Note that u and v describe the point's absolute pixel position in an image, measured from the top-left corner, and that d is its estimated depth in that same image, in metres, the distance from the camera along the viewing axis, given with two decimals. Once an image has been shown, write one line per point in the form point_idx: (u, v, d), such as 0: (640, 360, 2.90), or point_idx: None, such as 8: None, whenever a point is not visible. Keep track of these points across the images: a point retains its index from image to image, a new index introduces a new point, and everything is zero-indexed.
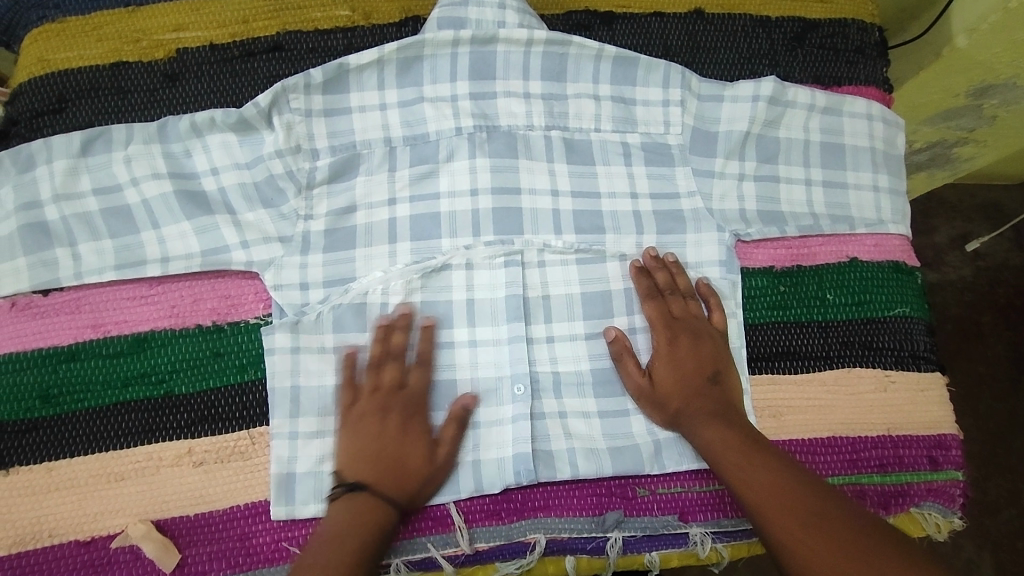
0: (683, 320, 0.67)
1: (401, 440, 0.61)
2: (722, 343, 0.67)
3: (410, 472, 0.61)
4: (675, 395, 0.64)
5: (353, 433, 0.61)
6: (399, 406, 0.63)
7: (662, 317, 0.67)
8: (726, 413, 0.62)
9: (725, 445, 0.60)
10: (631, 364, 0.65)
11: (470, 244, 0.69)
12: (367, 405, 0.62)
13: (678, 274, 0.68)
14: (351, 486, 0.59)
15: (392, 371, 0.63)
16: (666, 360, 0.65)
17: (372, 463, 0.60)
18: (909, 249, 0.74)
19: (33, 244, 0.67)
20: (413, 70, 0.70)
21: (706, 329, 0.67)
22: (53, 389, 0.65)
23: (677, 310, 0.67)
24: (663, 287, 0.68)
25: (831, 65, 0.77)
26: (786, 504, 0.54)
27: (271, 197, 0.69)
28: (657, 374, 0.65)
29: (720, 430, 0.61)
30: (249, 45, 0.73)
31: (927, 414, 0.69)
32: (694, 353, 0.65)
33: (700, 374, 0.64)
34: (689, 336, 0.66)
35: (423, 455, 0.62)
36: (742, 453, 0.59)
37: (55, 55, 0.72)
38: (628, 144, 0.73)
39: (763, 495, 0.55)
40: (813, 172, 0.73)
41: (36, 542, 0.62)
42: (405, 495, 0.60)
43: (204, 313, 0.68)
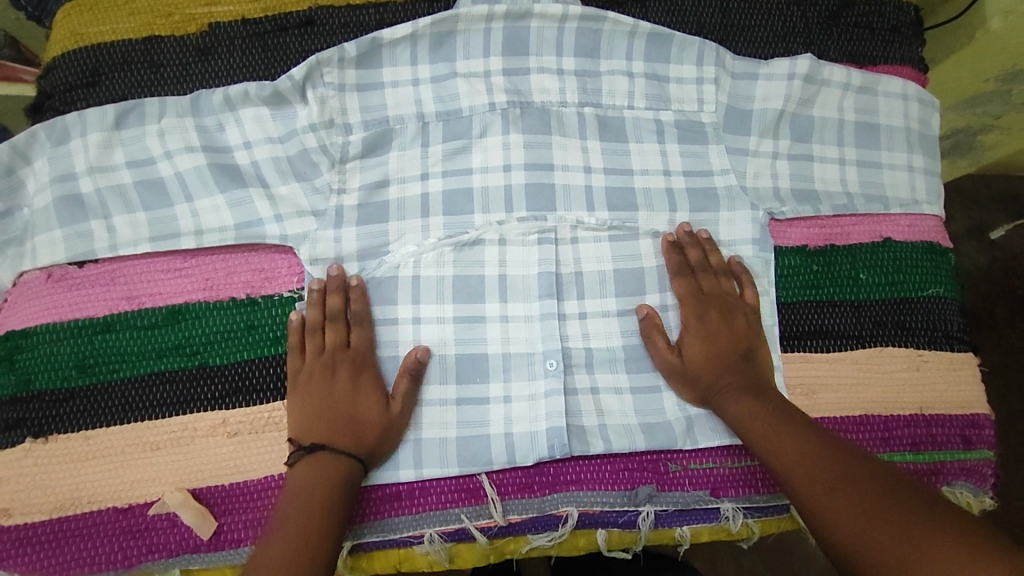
0: (714, 295, 0.67)
1: (352, 395, 0.62)
2: (753, 319, 0.67)
3: (367, 424, 0.61)
4: (707, 369, 0.64)
5: (302, 397, 0.62)
6: (348, 364, 0.64)
7: (691, 292, 0.67)
8: (758, 387, 0.63)
9: (757, 421, 0.60)
10: (662, 342, 0.65)
11: (503, 219, 0.69)
12: (314, 368, 0.63)
13: (712, 251, 0.68)
14: (309, 447, 0.60)
15: (333, 332, 0.64)
16: (697, 336, 0.65)
17: (325, 421, 0.61)
18: (942, 230, 0.74)
19: (69, 216, 0.67)
20: (446, 45, 0.70)
21: (737, 304, 0.67)
22: (88, 359, 0.66)
23: (706, 285, 0.67)
24: (695, 264, 0.68)
25: (866, 43, 0.76)
26: (813, 474, 0.54)
27: (305, 170, 0.69)
28: (688, 349, 0.65)
29: (751, 405, 0.61)
30: (281, 19, 0.73)
31: (961, 394, 0.69)
32: (725, 329, 0.65)
33: (731, 348, 0.65)
34: (719, 311, 0.66)
35: (377, 408, 0.62)
36: (773, 426, 0.59)
37: (88, 29, 0.72)
38: (662, 122, 0.72)
39: (794, 466, 0.55)
40: (847, 151, 0.72)
41: (75, 508, 0.63)
42: (364, 448, 0.61)
43: (237, 286, 0.68)
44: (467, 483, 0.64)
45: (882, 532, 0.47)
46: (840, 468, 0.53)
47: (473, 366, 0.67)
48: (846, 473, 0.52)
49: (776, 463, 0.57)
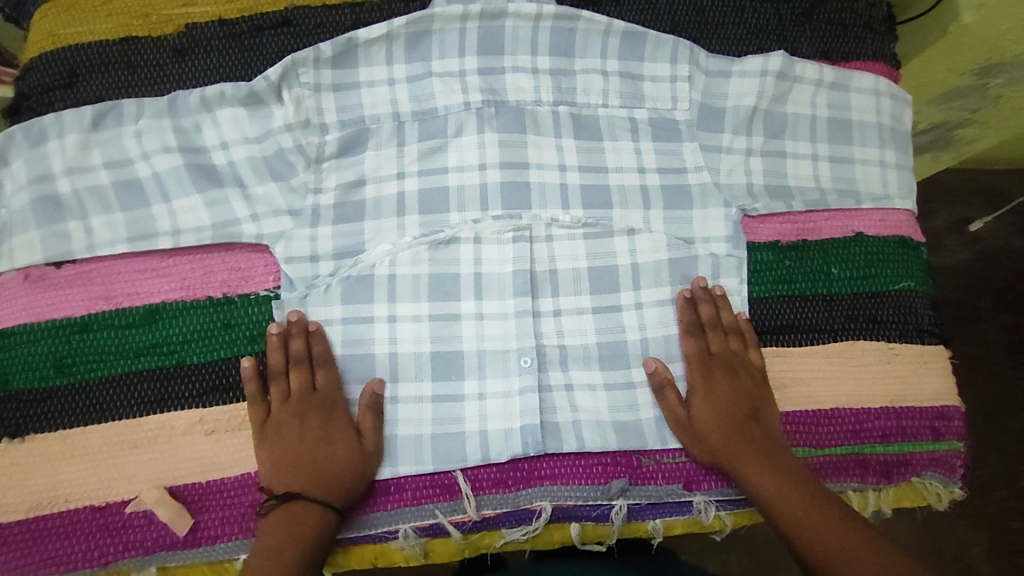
0: (721, 355, 0.67)
1: (321, 439, 0.62)
2: (758, 379, 0.67)
3: (338, 466, 0.62)
4: (715, 431, 0.64)
5: (270, 445, 0.62)
6: (314, 408, 0.64)
7: (698, 352, 0.67)
8: (759, 434, 0.64)
9: (742, 452, 0.63)
10: (672, 396, 0.65)
11: (479, 218, 0.69)
12: (281, 415, 0.63)
13: (723, 309, 0.68)
14: (279, 500, 0.60)
15: (297, 377, 0.64)
16: (704, 398, 0.65)
17: (294, 471, 0.61)
18: (914, 225, 0.74)
19: (46, 217, 0.67)
20: (422, 45, 0.71)
21: (744, 365, 0.67)
22: (66, 359, 0.66)
23: (715, 344, 0.67)
24: (706, 321, 0.67)
25: (839, 40, 0.77)
26: (800, 505, 0.59)
27: (281, 170, 0.69)
28: (696, 410, 0.65)
29: (732, 435, 0.63)
30: (258, 20, 0.73)
31: (931, 386, 0.70)
32: (731, 391, 0.65)
33: (738, 410, 0.64)
34: (726, 373, 0.66)
35: (346, 452, 0.62)
36: (772, 462, 0.62)
37: (65, 30, 0.72)
38: (636, 119, 0.73)
39: (781, 496, 0.60)
40: (819, 146, 0.73)
41: (53, 506, 0.64)
42: (338, 493, 0.61)
43: (214, 285, 0.68)
44: (441, 480, 0.65)
45: (871, 566, 0.54)
46: (816, 497, 0.60)
47: (448, 363, 0.67)
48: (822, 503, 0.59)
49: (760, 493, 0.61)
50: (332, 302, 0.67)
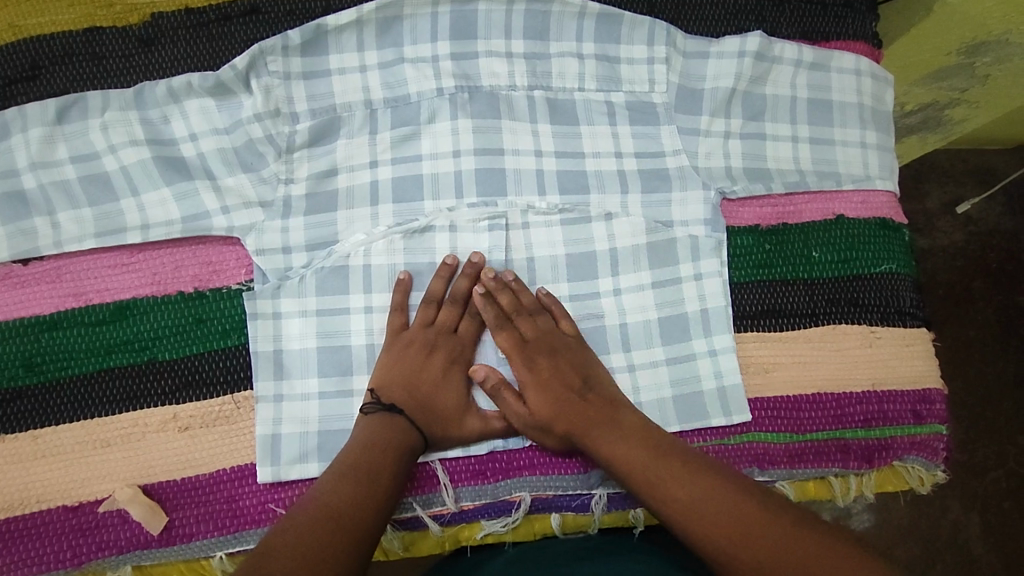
0: (537, 339, 0.64)
1: (439, 380, 0.63)
2: (580, 350, 0.65)
3: (440, 412, 0.62)
4: (557, 418, 0.61)
5: (394, 359, 0.63)
6: (447, 350, 0.65)
7: (515, 342, 0.64)
8: (625, 421, 0.60)
9: (643, 467, 0.56)
10: (510, 397, 0.63)
11: (454, 206, 0.68)
12: (416, 337, 0.64)
13: (520, 292, 0.66)
14: (386, 408, 0.60)
15: (448, 312, 0.65)
16: (535, 387, 0.62)
17: (408, 392, 0.62)
18: (897, 206, 0.73)
19: (12, 214, 0.66)
20: (392, 30, 0.69)
21: (559, 338, 0.65)
22: (36, 358, 0.65)
23: (528, 331, 0.64)
24: (510, 310, 0.65)
25: (820, 19, 0.75)
26: (717, 514, 0.51)
27: (251, 160, 0.68)
28: (534, 403, 0.62)
29: (626, 448, 0.57)
30: (225, 8, 0.71)
31: (913, 369, 0.70)
32: (557, 374, 0.63)
33: (569, 388, 0.62)
34: (546, 354, 0.64)
35: (458, 398, 0.64)
36: (667, 470, 0.55)
37: (26, 21, 0.70)
38: (613, 103, 0.72)
39: (682, 500, 0.53)
40: (799, 129, 0.72)
41: (25, 508, 0.63)
42: (432, 435, 0.62)
43: (186, 280, 0.67)
44: (418, 471, 0.64)
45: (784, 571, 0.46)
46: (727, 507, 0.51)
47: None
48: (742, 511, 0.51)
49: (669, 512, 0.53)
50: (307, 293, 0.66)
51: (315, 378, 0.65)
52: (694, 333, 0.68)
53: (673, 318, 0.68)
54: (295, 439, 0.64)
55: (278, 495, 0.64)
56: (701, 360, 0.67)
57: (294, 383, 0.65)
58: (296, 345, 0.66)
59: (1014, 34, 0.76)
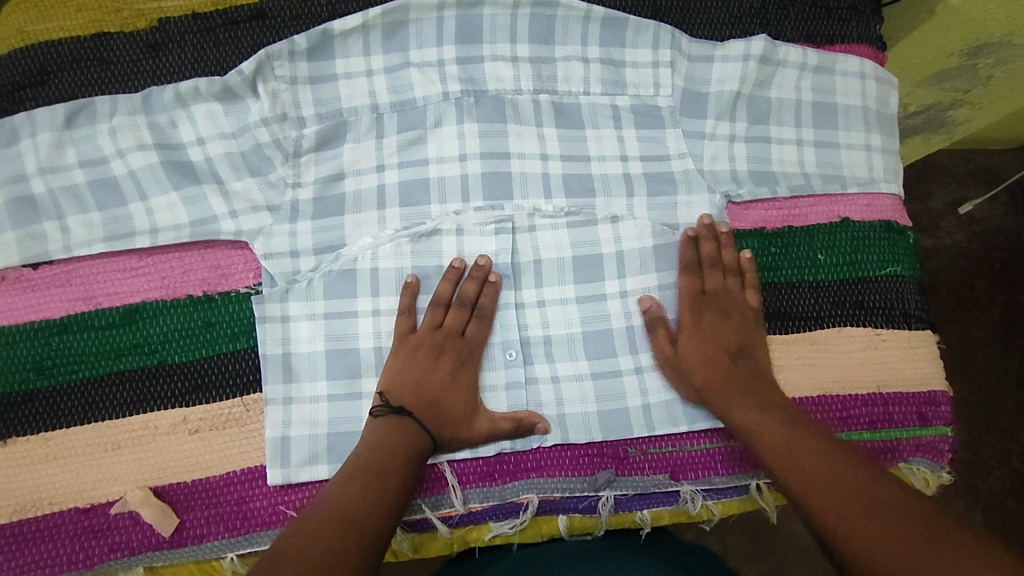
0: (715, 295, 0.67)
1: (449, 382, 0.64)
2: (750, 321, 0.67)
3: (450, 414, 0.63)
4: (699, 367, 0.64)
5: (404, 361, 0.64)
6: (456, 351, 0.65)
7: (692, 290, 0.67)
8: (768, 395, 0.62)
9: (774, 436, 0.58)
10: (663, 332, 0.66)
11: (460, 209, 0.69)
12: (425, 339, 0.65)
13: (725, 248, 0.68)
14: (394, 410, 0.61)
15: (456, 315, 0.66)
16: (693, 334, 0.65)
17: (418, 392, 0.62)
18: (901, 209, 0.74)
19: (20, 218, 0.67)
20: (399, 35, 0.69)
21: (738, 304, 0.67)
22: (46, 361, 0.65)
23: (710, 284, 0.67)
24: (706, 259, 0.68)
25: (823, 23, 0.75)
26: (838, 482, 0.53)
27: (259, 165, 0.68)
28: (686, 346, 0.65)
29: (762, 418, 0.60)
30: (232, 12, 0.71)
31: (917, 371, 0.70)
32: (720, 327, 0.65)
33: (726, 347, 0.65)
34: (717, 312, 0.66)
35: (467, 399, 0.64)
36: (789, 441, 0.57)
37: (34, 27, 0.70)
38: (618, 107, 0.72)
39: (802, 471, 0.55)
40: (804, 132, 0.72)
41: (37, 510, 0.63)
42: (442, 437, 0.62)
43: (195, 283, 0.68)
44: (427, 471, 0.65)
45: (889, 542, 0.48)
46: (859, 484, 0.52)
47: None
48: (872, 490, 0.52)
49: (794, 481, 0.55)
50: (315, 296, 0.67)
51: (323, 382, 0.66)
52: None
53: None
54: (303, 441, 0.65)
55: (288, 498, 0.64)
56: None
57: (303, 386, 0.66)
58: (304, 348, 0.66)
59: (1016, 36, 0.76)
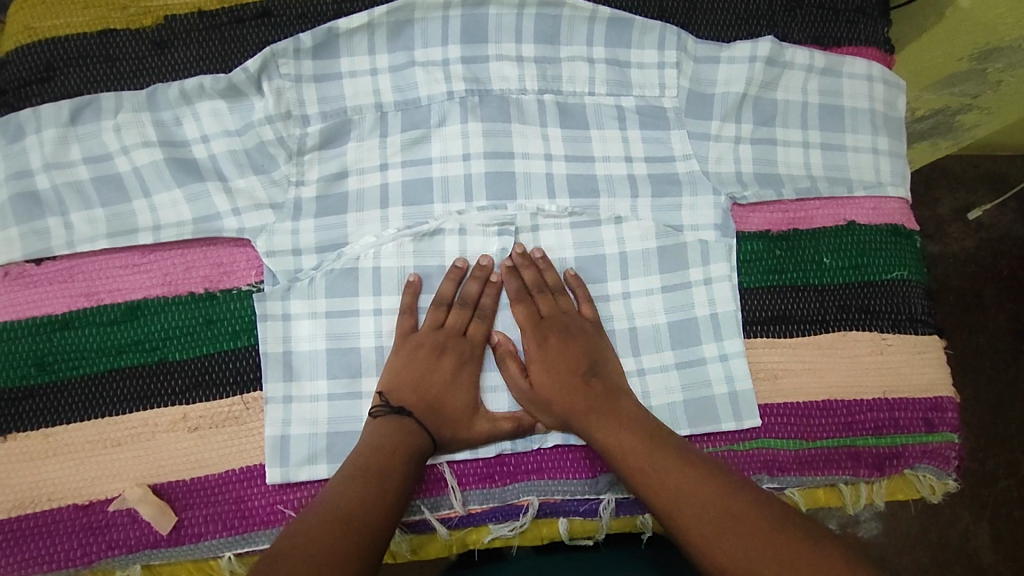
0: (553, 317, 0.66)
1: (449, 382, 0.64)
2: (595, 333, 0.66)
3: (450, 414, 0.62)
4: (555, 397, 0.62)
5: (404, 361, 0.63)
6: (457, 351, 0.65)
7: (531, 318, 0.66)
8: (627, 410, 0.61)
9: (634, 453, 0.57)
10: (514, 368, 0.64)
11: (463, 209, 0.68)
12: (427, 339, 0.64)
13: (546, 271, 0.67)
14: (394, 411, 0.61)
15: (457, 315, 0.66)
16: (538, 363, 0.64)
17: (417, 393, 0.62)
18: (908, 213, 0.73)
19: (25, 213, 0.67)
20: (404, 33, 0.69)
21: (576, 321, 0.66)
22: (47, 357, 0.65)
23: (545, 309, 0.66)
24: (531, 287, 0.67)
25: (831, 25, 0.75)
26: (700, 500, 0.52)
27: (262, 163, 0.68)
28: (538, 377, 0.63)
29: (626, 436, 0.58)
30: (238, 10, 0.71)
31: (924, 377, 0.69)
32: (564, 352, 0.64)
33: (575, 370, 0.63)
34: (558, 332, 0.65)
35: (468, 399, 0.64)
36: (648, 456, 0.56)
37: (41, 23, 0.70)
38: (623, 108, 0.71)
39: (661, 489, 0.54)
40: (810, 134, 0.72)
41: (35, 506, 0.63)
42: (442, 438, 0.61)
43: (196, 280, 0.67)
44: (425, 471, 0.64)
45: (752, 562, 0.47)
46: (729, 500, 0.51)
47: None
48: (734, 510, 0.51)
49: (659, 506, 0.54)
50: (316, 295, 0.66)
51: (324, 380, 0.66)
52: (705, 338, 0.68)
53: (683, 323, 0.68)
54: (303, 441, 0.64)
55: (287, 497, 0.64)
56: (712, 364, 0.67)
57: (304, 385, 0.65)
58: (305, 347, 0.66)
59: None
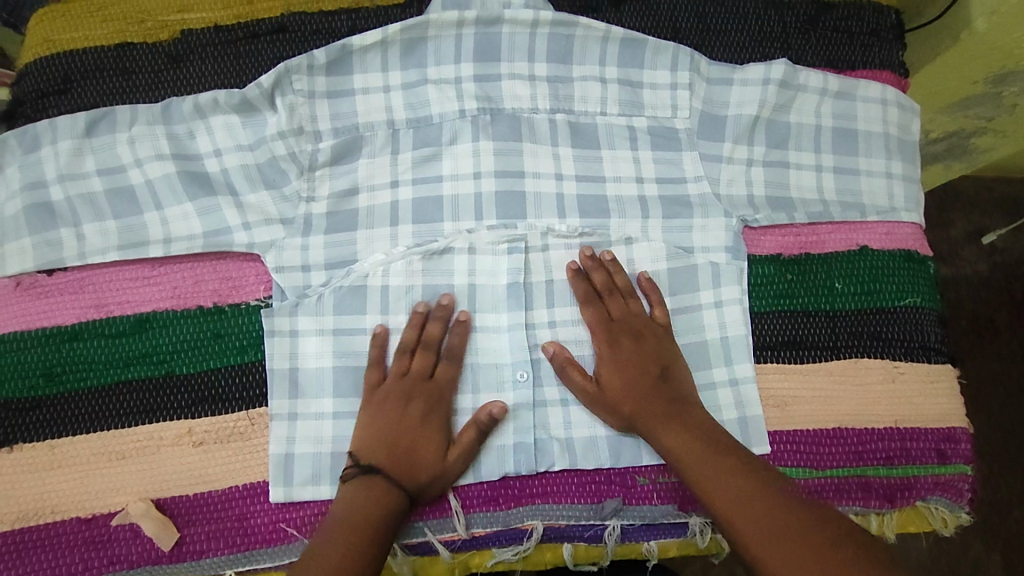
0: (622, 321, 0.65)
1: (420, 430, 0.62)
2: (665, 338, 0.65)
3: (424, 464, 0.61)
4: (626, 399, 0.62)
5: (371, 414, 0.62)
6: (424, 396, 0.63)
7: (601, 320, 0.66)
8: (692, 416, 0.61)
9: (697, 456, 0.58)
10: (576, 372, 0.64)
11: (473, 228, 0.68)
12: (393, 388, 0.63)
13: (615, 273, 0.67)
14: (365, 469, 0.60)
15: (422, 359, 0.65)
16: (609, 363, 0.64)
17: (387, 446, 0.61)
18: (921, 238, 0.72)
19: (37, 223, 0.67)
20: (417, 51, 0.69)
21: (647, 325, 0.65)
22: (56, 368, 0.66)
23: (615, 311, 0.66)
24: (601, 288, 0.66)
25: (845, 48, 0.75)
26: (762, 512, 0.53)
27: (275, 178, 0.68)
28: (605, 377, 0.63)
29: (688, 440, 0.59)
30: (253, 26, 0.72)
31: (936, 406, 0.69)
32: (637, 354, 0.64)
33: (647, 374, 0.63)
34: (629, 336, 0.65)
35: (440, 444, 0.62)
36: (710, 461, 0.57)
37: (60, 36, 0.71)
38: (635, 128, 0.71)
39: (720, 497, 0.55)
40: (823, 158, 0.71)
41: (39, 518, 0.63)
42: (417, 487, 0.61)
43: (206, 294, 0.68)
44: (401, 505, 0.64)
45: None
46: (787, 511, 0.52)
47: None
48: (799, 524, 0.51)
49: (720, 514, 0.55)
50: (325, 312, 0.66)
51: (330, 398, 0.65)
52: (715, 362, 0.67)
53: (692, 346, 0.67)
54: (307, 459, 0.64)
55: (290, 515, 0.64)
56: (722, 389, 0.66)
57: (309, 402, 0.65)
58: (312, 363, 0.66)
59: None
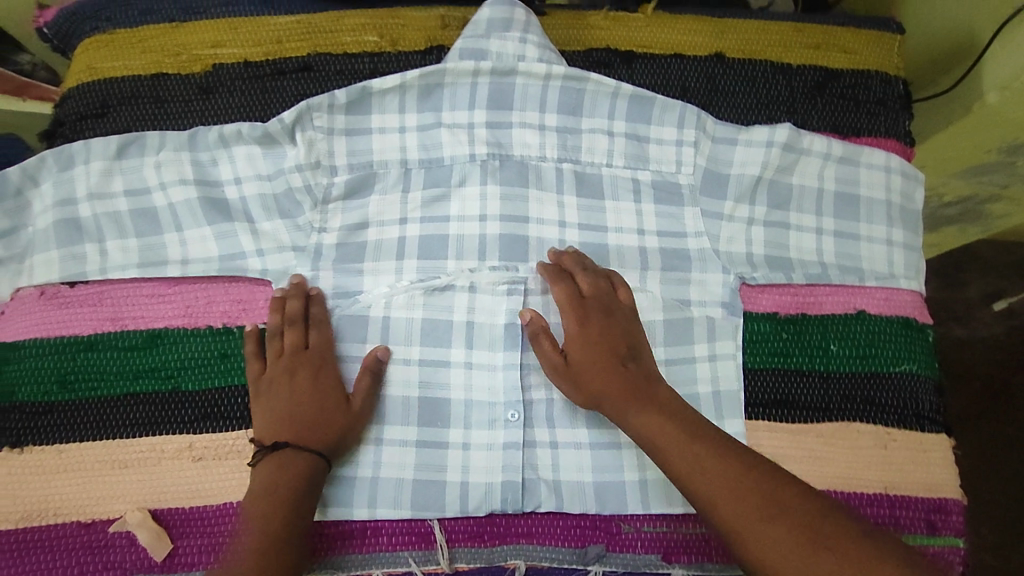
0: (595, 298, 0.66)
1: (313, 397, 0.64)
2: (632, 318, 0.66)
3: (330, 425, 0.64)
4: (592, 375, 0.63)
5: (265, 400, 0.64)
6: (306, 366, 0.65)
7: (572, 296, 0.66)
8: (659, 395, 0.61)
9: (669, 438, 0.58)
10: (547, 343, 0.65)
11: (476, 267, 0.71)
12: (274, 371, 0.65)
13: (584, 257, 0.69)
14: (273, 449, 0.61)
15: (291, 336, 0.66)
16: (576, 338, 0.65)
17: (285, 421, 0.63)
18: (921, 306, 0.73)
19: (65, 237, 0.71)
20: (434, 95, 0.72)
21: (618, 305, 0.66)
22: (70, 375, 0.69)
23: (586, 289, 0.66)
24: (569, 267, 0.68)
25: (851, 115, 0.76)
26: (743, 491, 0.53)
27: (290, 209, 0.71)
28: (572, 352, 0.64)
29: (660, 422, 0.59)
30: (280, 63, 0.76)
31: (928, 476, 0.68)
32: (604, 329, 0.65)
33: (612, 351, 0.64)
34: (599, 313, 0.65)
35: (339, 410, 0.64)
36: (682, 443, 0.57)
37: (103, 64, 0.76)
38: (640, 181, 0.73)
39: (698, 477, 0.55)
40: (824, 221, 0.73)
41: (41, 519, 0.66)
42: (330, 444, 0.63)
43: (215, 314, 0.71)
44: (354, 530, 0.65)
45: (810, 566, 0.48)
46: (773, 489, 0.53)
47: (435, 409, 0.68)
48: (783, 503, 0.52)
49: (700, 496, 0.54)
50: None
51: None
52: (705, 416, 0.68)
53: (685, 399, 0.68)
54: None
55: None
56: None
57: None
58: None
59: None
